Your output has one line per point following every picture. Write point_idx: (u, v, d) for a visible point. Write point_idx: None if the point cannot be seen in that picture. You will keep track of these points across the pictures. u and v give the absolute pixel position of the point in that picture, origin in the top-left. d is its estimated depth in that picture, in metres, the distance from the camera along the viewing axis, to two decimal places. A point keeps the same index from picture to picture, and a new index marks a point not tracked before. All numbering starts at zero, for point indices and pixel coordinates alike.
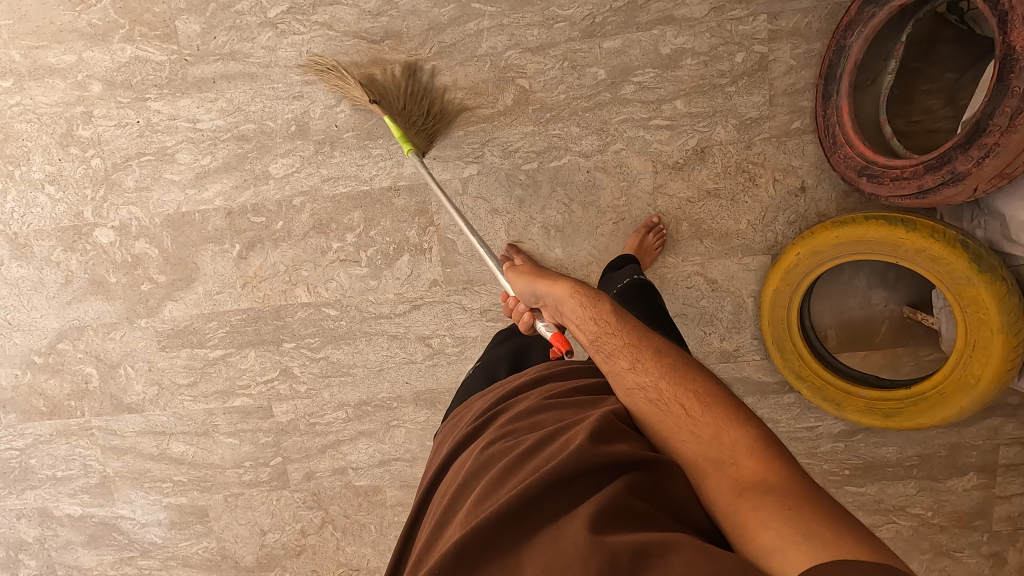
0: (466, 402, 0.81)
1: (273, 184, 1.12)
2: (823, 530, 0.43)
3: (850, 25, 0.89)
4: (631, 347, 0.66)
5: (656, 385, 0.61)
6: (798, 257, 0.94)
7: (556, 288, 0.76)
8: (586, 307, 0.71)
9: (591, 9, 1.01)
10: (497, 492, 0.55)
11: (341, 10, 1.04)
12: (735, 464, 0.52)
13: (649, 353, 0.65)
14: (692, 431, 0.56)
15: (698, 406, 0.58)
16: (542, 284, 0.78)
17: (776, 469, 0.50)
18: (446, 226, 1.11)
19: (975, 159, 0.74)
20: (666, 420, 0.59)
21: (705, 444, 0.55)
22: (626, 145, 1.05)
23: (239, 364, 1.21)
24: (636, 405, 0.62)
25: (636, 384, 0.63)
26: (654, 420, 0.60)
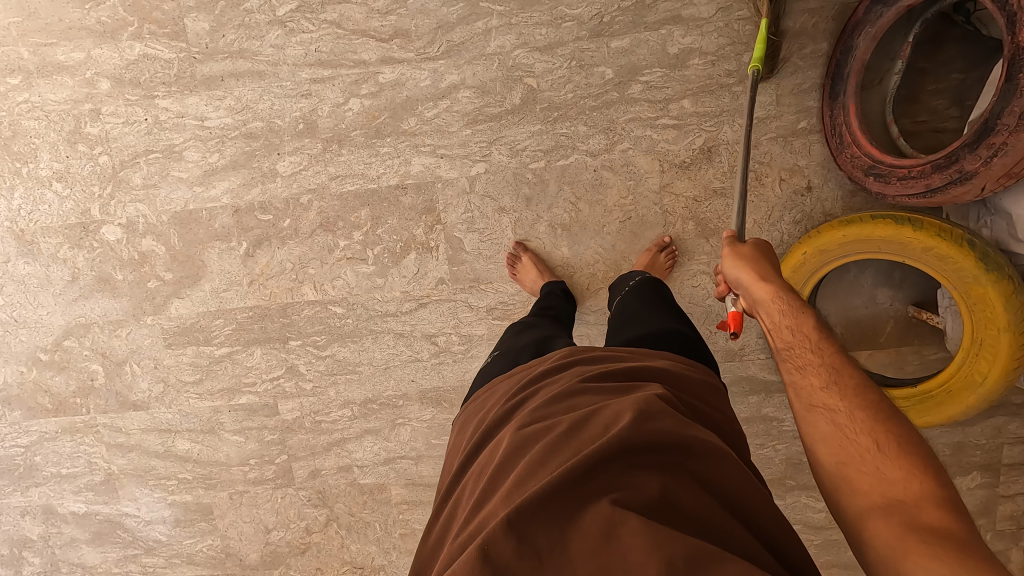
0: (486, 385, 0.81)
1: (280, 182, 1.12)
2: None
3: (857, 26, 0.90)
4: (830, 373, 0.61)
5: (851, 415, 0.57)
6: (805, 256, 0.94)
7: (758, 279, 0.72)
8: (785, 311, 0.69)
9: (599, 8, 1.01)
10: (540, 475, 0.55)
11: (350, 9, 1.04)
12: (919, 509, 0.49)
13: (851, 384, 0.60)
14: (875, 466, 0.53)
15: (890, 446, 0.54)
16: (744, 269, 0.73)
17: (971, 538, 0.45)
18: (453, 224, 1.11)
19: (983, 158, 0.74)
20: (844, 445, 0.56)
21: (885, 482, 0.51)
22: (633, 144, 1.05)
23: (245, 361, 1.21)
24: (818, 423, 0.59)
25: (825, 407, 0.59)
26: (830, 447, 0.57)
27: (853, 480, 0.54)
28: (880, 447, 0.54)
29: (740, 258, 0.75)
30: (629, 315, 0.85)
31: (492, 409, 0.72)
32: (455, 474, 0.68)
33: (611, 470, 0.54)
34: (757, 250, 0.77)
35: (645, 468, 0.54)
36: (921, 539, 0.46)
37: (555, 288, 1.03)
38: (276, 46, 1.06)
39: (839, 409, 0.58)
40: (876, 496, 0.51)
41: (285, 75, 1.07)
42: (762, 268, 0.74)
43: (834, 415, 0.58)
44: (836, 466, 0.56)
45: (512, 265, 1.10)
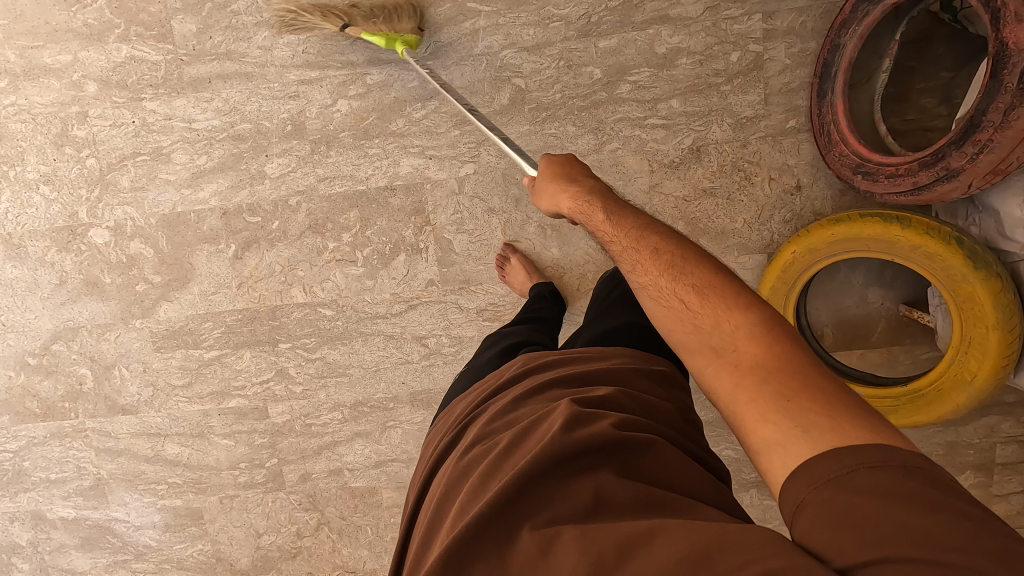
0: (451, 404, 0.81)
1: (268, 184, 1.11)
2: (822, 418, 0.46)
3: (844, 24, 0.90)
4: (637, 250, 0.64)
5: (657, 283, 0.61)
6: (795, 255, 0.94)
7: (561, 198, 0.74)
8: (586, 212, 0.70)
9: (586, 8, 1.01)
10: (477, 496, 0.55)
11: (338, 11, 1.04)
12: (736, 350, 0.54)
13: (647, 249, 0.63)
14: (693, 324, 0.57)
15: (698, 298, 0.58)
16: (548, 201, 0.76)
17: (780, 357, 0.51)
18: (442, 225, 1.11)
19: (969, 155, 0.73)
20: (669, 314, 0.60)
21: (710, 338, 0.56)
22: (622, 144, 1.05)
23: (235, 364, 1.20)
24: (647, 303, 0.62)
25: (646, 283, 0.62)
26: (663, 319, 0.61)
27: (687, 343, 0.58)
28: (692, 302, 0.58)
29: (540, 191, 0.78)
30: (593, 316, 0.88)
31: (447, 431, 0.72)
32: (416, 502, 0.67)
33: (547, 480, 0.53)
34: (549, 174, 0.78)
35: (581, 473, 0.53)
36: (749, 387, 0.51)
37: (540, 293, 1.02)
38: (264, 47, 1.06)
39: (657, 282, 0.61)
40: (703, 350, 0.56)
41: (273, 77, 1.07)
42: (557, 189, 0.75)
43: (652, 291, 0.62)
44: (672, 336, 0.60)
45: (501, 266, 1.09)
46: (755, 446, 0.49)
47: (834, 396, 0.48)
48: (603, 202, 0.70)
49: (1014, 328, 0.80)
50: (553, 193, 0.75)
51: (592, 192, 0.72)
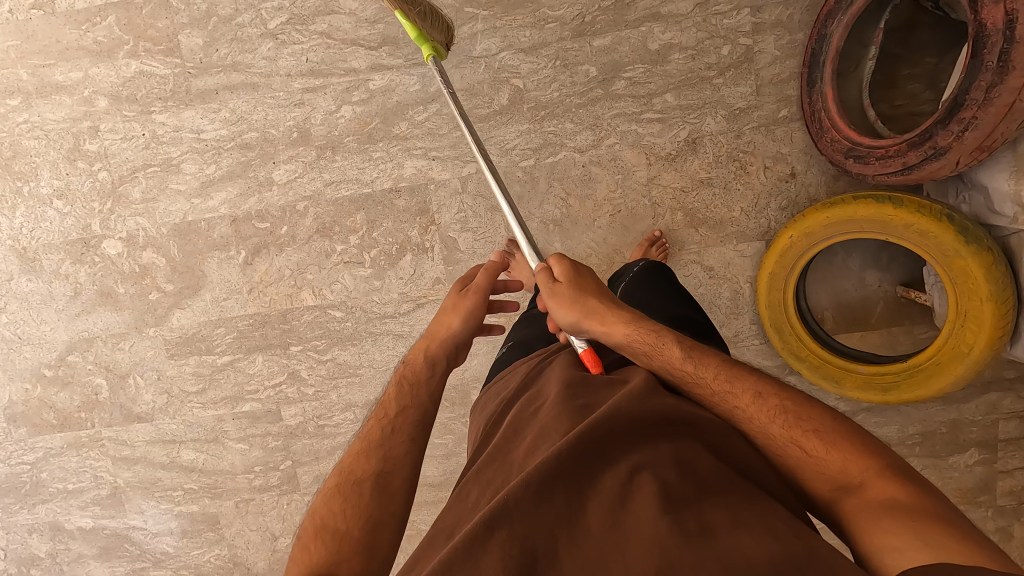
0: (512, 366, 0.87)
1: (276, 191, 1.14)
2: (948, 540, 0.48)
3: (829, 15, 0.94)
4: (733, 396, 0.63)
5: (768, 428, 0.61)
6: (792, 238, 0.97)
7: (621, 325, 0.72)
8: (658, 348, 0.69)
9: (580, 9, 1.04)
10: (558, 441, 0.60)
11: (339, 19, 1.07)
12: (865, 487, 0.55)
13: (747, 393, 0.63)
14: (819, 471, 0.57)
15: (820, 443, 0.58)
16: (592, 322, 0.74)
17: (908, 493, 0.53)
18: (447, 224, 1.13)
19: (955, 133, 0.75)
20: (785, 462, 0.60)
21: (839, 482, 0.56)
22: (620, 139, 1.08)
23: (247, 369, 1.23)
24: (757, 445, 0.62)
25: (755, 428, 0.61)
26: (778, 462, 0.61)
27: (812, 482, 0.58)
28: (813, 446, 0.58)
29: (578, 310, 0.75)
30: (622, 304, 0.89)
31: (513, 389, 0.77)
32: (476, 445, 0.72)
33: (627, 441, 0.59)
34: (581, 292, 0.77)
35: (659, 441, 0.59)
36: (882, 519, 0.52)
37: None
38: (268, 58, 1.09)
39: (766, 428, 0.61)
40: (830, 489, 0.57)
41: (278, 85, 1.10)
42: (613, 313, 0.74)
43: (763, 434, 0.61)
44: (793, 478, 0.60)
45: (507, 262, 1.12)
46: (879, 557, 0.50)
47: (968, 532, 0.49)
48: (672, 336, 0.70)
49: (1008, 299, 0.81)
50: (605, 315, 0.74)
51: (654, 326, 0.72)
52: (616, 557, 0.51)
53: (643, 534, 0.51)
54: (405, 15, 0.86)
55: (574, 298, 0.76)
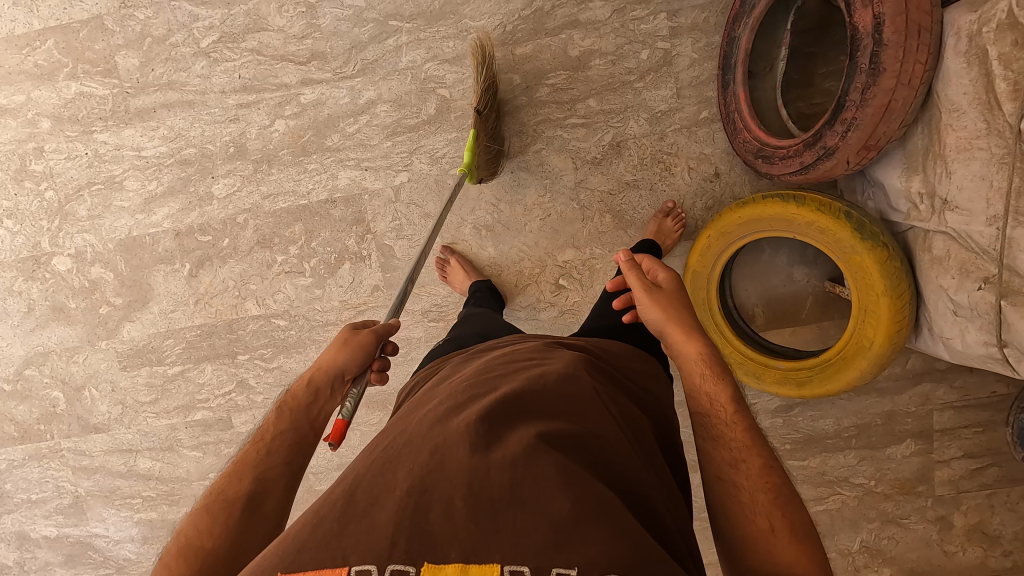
0: (443, 357, 0.89)
1: (216, 205, 1.17)
2: None
3: (737, 18, 0.95)
4: (744, 448, 0.62)
5: (753, 492, 0.59)
6: (709, 238, 0.99)
7: (692, 343, 0.71)
8: (713, 383, 0.67)
9: (501, 19, 1.06)
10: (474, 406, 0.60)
11: (269, 36, 1.09)
12: None
13: (758, 459, 0.61)
14: (768, 550, 0.55)
15: (786, 533, 0.56)
16: (672, 331, 0.73)
17: None
18: (383, 232, 1.16)
19: (840, 133, 0.76)
20: (740, 528, 0.58)
21: (779, 569, 0.54)
22: (546, 144, 1.10)
23: (197, 379, 1.26)
24: (729, 494, 0.60)
25: (741, 479, 0.60)
26: (733, 521, 0.59)
27: (753, 551, 0.56)
28: (780, 528, 0.56)
29: (665, 311, 0.74)
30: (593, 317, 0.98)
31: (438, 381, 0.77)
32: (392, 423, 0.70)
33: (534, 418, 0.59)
34: (673, 303, 0.76)
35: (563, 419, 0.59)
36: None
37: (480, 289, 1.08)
38: (202, 75, 1.12)
39: (752, 488, 0.59)
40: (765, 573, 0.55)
41: (212, 102, 1.13)
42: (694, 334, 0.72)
43: (745, 489, 0.60)
44: (736, 537, 0.58)
45: (443, 269, 1.16)
46: None
47: None
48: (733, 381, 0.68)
49: (903, 294, 0.82)
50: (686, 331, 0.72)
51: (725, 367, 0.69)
52: (507, 513, 0.47)
53: (541, 491, 0.49)
54: (474, 140, 1.00)
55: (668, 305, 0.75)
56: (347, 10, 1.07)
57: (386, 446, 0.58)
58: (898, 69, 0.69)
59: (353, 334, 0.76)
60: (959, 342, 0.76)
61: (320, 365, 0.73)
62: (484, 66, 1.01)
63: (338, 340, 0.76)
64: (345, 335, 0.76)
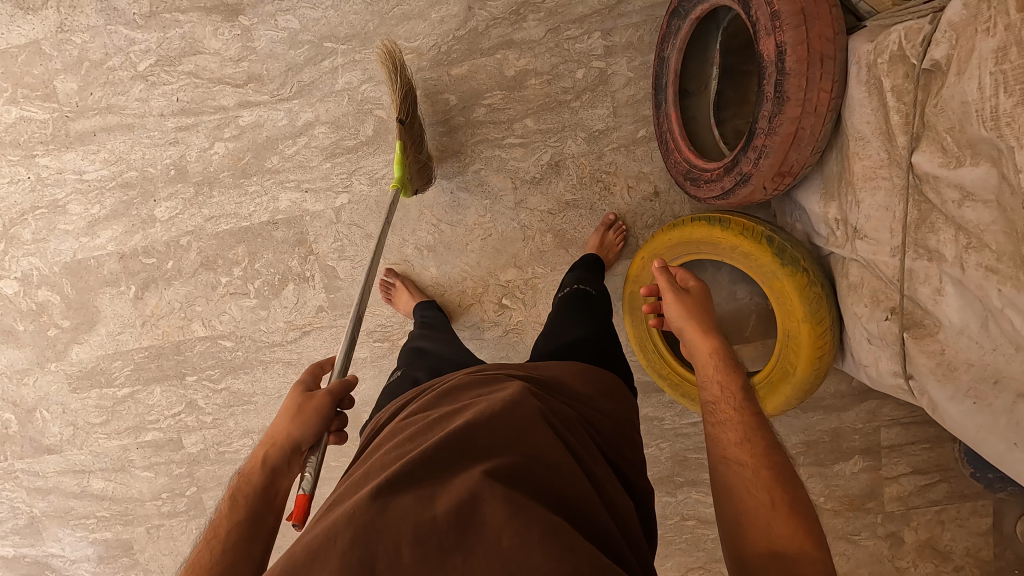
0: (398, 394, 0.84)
1: (159, 228, 1.17)
2: None
3: (664, 38, 0.94)
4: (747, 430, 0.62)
5: (755, 468, 0.59)
6: (644, 260, 0.99)
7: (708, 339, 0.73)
8: (727, 376, 0.69)
9: (435, 40, 1.05)
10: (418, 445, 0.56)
11: (205, 59, 1.09)
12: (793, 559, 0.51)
13: (762, 441, 0.61)
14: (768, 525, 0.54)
15: (783, 509, 0.55)
16: (691, 329, 0.76)
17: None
18: (325, 253, 1.16)
19: (753, 160, 0.76)
20: (741, 506, 0.57)
21: (777, 544, 0.53)
22: (484, 165, 1.10)
23: (147, 400, 1.26)
24: (730, 476, 0.60)
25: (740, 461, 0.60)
26: (734, 500, 0.58)
27: (748, 532, 0.55)
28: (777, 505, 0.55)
29: (689, 310, 0.77)
30: (551, 329, 0.91)
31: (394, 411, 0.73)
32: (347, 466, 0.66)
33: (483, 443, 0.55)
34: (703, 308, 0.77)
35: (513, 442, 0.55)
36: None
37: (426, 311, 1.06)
38: (140, 99, 1.12)
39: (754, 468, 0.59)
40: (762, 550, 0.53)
41: (152, 126, 1.13)
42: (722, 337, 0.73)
43: (747, 466, 0.59)
44: (737, 516, 0.57)
45: (389, 292, 1.15)
46: None
47: None
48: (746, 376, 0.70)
49: (824, 320, 0.81)
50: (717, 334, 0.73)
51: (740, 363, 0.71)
52: (457, 556, 0.45)
53: (490, 534, 0.46)
54: (401, 151, 0.99)
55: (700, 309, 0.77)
56: (281, 32, 1.07)
57: (336, 499, 0.55)
58: (801, 97, 0.69)
59: (309, 400, 0.73)
60: (874, 370, 0.75)
61: (274, 439, 0.69)
62: (398, 70, 0.98)
63: (292, 409, 0.72)
64: (299, 402, 0.73)
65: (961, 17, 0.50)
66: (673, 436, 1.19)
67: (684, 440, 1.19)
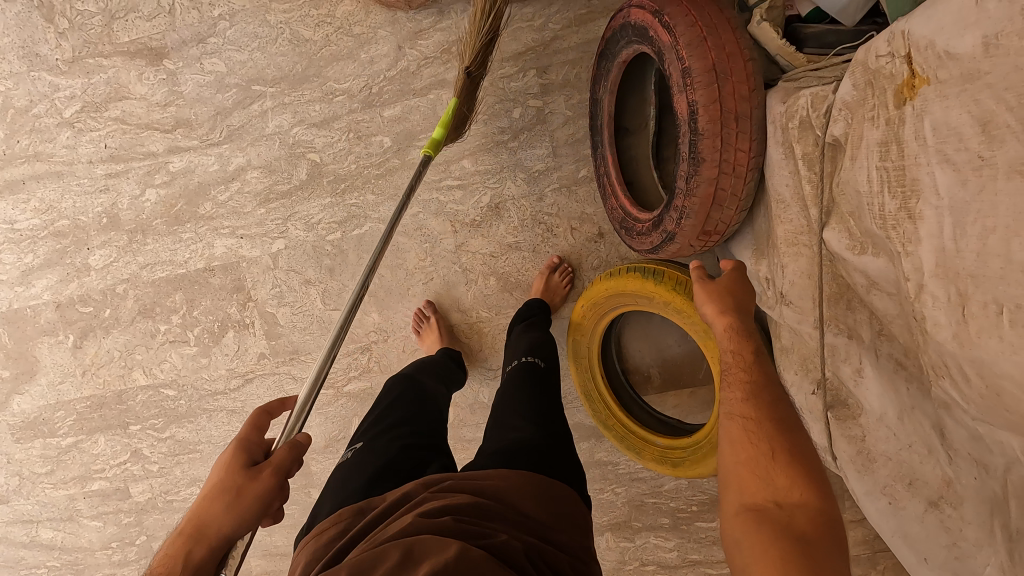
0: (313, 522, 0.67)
1: (94, 276, 1.14)
2: None
3: (596, 79, 0.88)
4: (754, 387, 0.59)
5: (759, 423, 0.56)
6: (584, 309, 0.94)
7: (723, 318, 0.65)
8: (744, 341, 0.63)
9: (366, 80, 1.01)
10: None
11: (132, 105, 1.05)
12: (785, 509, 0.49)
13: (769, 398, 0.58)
14: (765, 477, 0.52)
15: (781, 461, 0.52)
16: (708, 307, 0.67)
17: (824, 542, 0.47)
18: (264, 300, 1.12)
19: (675, 219, 0.71)
20: (742, 454, 0.55)
21: (774, 495, 0.51)
22: (423, 208, 1.06)
23: (92, 450, 1.23)
24: (729, 433, 0.58)
25: (741, 416, 0.57)
26: (733, 453, 0.56)
27: (742, 484, 0.53)
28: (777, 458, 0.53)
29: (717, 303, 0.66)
30: (495, 420, 0.75)
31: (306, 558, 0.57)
32: None
33: None
34: (728, 280, 0.69)
35: None
36: (773, 546, 0.47)
37: (442, 359, 0.94)
38: (68, 146, 1.08)
39: (755, 423, 0.56)
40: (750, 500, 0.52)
41: (81, 173, 1.09)
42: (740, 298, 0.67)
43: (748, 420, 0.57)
44: (731, 467, 0.56)
45: (419, 325, 1.08)
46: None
47: None
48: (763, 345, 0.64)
49: None
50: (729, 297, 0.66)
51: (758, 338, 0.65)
52: None
53: None
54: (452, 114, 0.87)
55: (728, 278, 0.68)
56: (208, 75, 1.03)
57: None
58: (717, 159, 0.64)
59: (249, 484, 0.61)
60: None
61: (201, 522, 0.60)
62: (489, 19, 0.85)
63: (227, 495, 0.60)
64: (238, 485, 0.61)
65: (853, 98, 0.49)
66: (627, 479, 1.15)
67: (639, 484, 1.14)
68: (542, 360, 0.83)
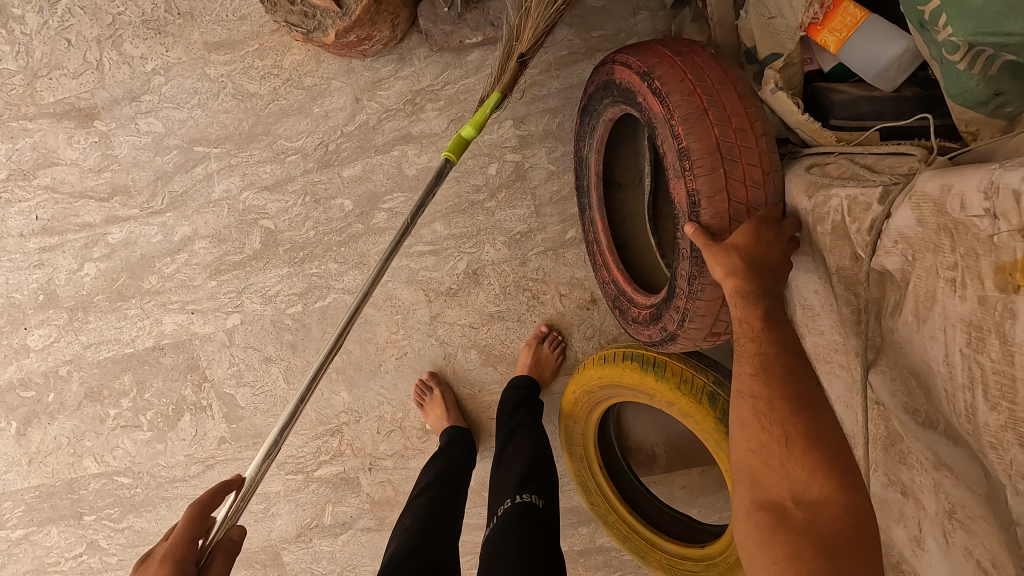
0: None
1: (34, 357, 1.03)
2: None
3: (580, 136, 0.75)
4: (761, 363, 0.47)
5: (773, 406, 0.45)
6: (576, 395, 0.81)
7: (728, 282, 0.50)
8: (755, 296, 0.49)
9: (320, 137, 0.90)
10: None
11: (63, 171, 0.94)
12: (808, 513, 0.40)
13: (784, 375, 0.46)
14: (783, 473, 0.42)
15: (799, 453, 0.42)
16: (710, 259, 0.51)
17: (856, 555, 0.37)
18: (221, 379, 1.01)
19: (677, 319, 0.60)
20: (755, 443, 0.45)
21: (792, 495, 0.41)
22: (391, 276, 0.94)
23: (43, 542, 1.12)
24: (738, 416, 0.47)
25: (749, 395, 0.47)
26: (745, 442, 0.46)
27: (755, 477, 0.44)
28: (792, 445, 0.43)
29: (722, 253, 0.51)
30: None
31: None
32: None
33: None
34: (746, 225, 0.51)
35: None
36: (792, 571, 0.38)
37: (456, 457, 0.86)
38: None
39: (767, 404, 0.45)
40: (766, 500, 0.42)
41: (12, 247, 0.98)
42: (762, 248, 0.49)
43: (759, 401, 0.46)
44: (744, 457, 0.46)
45: (421, 398, 0.95)
46: None
47: None
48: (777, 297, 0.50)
49: None
50: (741, 252, 0.49)
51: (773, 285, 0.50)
52: None
53: None
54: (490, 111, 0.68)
55: (743, 234, 0.50)
56: (144, 137, 0.92)
57: None
58: None
59: None
60: None
61: None
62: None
63: None
64: None
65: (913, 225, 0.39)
66: (634, 566, 1.03)
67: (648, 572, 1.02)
68: (540, 497, 0.73)
